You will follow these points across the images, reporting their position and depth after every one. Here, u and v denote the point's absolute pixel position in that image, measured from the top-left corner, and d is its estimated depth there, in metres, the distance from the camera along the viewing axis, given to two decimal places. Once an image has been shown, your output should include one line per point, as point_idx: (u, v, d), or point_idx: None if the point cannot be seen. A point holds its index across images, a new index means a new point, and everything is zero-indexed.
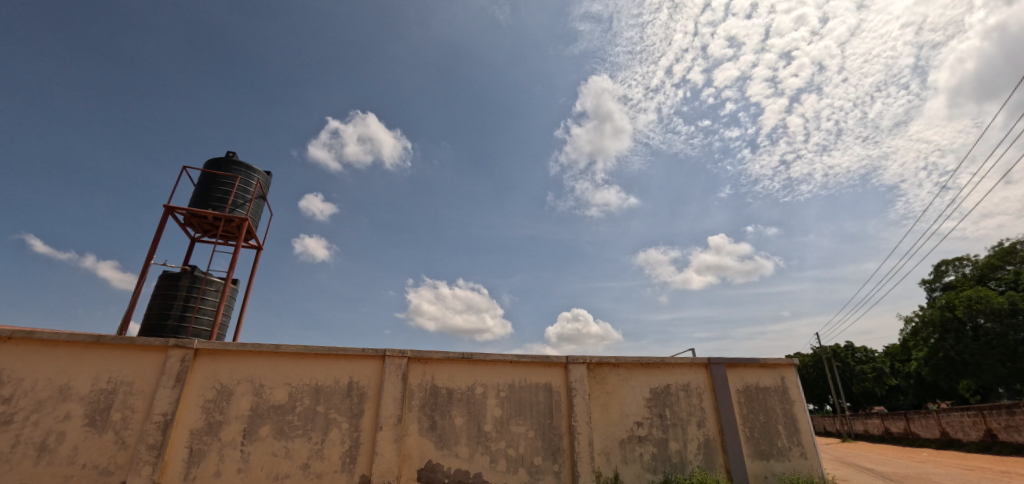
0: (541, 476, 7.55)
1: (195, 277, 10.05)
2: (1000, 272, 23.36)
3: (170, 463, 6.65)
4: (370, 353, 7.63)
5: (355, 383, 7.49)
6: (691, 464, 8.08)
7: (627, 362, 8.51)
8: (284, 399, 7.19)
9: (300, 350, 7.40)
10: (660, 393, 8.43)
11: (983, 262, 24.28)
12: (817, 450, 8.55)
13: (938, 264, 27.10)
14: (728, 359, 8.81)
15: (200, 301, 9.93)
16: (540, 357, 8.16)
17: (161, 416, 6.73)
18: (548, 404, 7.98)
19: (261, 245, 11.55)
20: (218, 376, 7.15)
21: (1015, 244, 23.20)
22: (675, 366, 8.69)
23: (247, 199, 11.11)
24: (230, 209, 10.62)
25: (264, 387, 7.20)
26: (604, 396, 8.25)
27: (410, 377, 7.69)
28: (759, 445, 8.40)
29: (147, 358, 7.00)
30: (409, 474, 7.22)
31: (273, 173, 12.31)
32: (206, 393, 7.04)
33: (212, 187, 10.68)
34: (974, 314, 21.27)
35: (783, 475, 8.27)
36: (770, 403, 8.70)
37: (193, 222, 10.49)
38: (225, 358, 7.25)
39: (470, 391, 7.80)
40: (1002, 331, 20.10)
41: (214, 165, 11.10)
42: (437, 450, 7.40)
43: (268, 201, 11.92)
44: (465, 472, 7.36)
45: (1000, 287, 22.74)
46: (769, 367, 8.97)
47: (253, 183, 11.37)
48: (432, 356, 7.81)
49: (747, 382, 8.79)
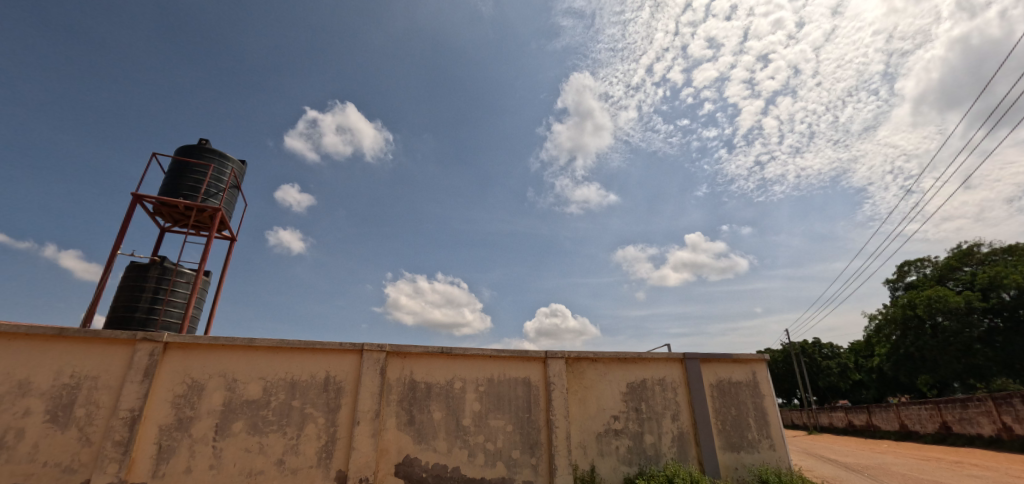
0: (518, 470, 7.61)
1: (164, 268, 9.73)
2: (958, 272, 24.52)
3: (137, 460, 6.45)
4: (348, 347, 7.53)
5: (331, 377, 7.39)
6: (665, 457, 8.28)
7: (605, 357, 8.64)
8: (258, 394, 7.05)
9: (274, 344, 7.25)
10: (636, 388, 8.60)
11: (943, 263, 25.44)
12: (784, 442, 8.87)
13: (901, 264, 28.27)
14: (702, 355, 9.04)
15: (170, 293, 9.60)
16: (519, 352, 8.20)
17: (127, 411, 6.51)
18: (526, 399, 8.04)
19: (235, 236, 11.25)
20: (188, 370, 6.95)
21: (972, 246, 24.34)
22: (651, 361, 8.86)
23: (221, 188, 10.79)
24: (202, 199, 10.28)
25: (237, 382, 7.04)
26: (581, 390, 8.36)
27: (388, 371, 7.64)
28: (730, 438, 8.67)
29: (112, 352, 6.75)
30: (386, 469, 7.18)
31: (247, 162, 11.96)
32: (175, 387, 6.85)
33: (183, 176, 10.33)
34: (932, 313, 22.34)
35: (752, 467, 8.55)
36: (741, 397, 8.97)
37: (163, 211, 10.12)
38: (196, 351, 7.05)
39: (449, 386, 7.80)
40: (958, 328, 21.23)
41: (185, 152, 10.74)
42: (415, 444, 7.38)
43: (242, 191, 11.59)
44: (443, 467, 7.37)
45: (957, 287, 23.90)
46: (741, 362, 9.24)
47: (227, 172, 11.05)
48: (410, 350, 7.77)
49: (720, 377, 9.04)
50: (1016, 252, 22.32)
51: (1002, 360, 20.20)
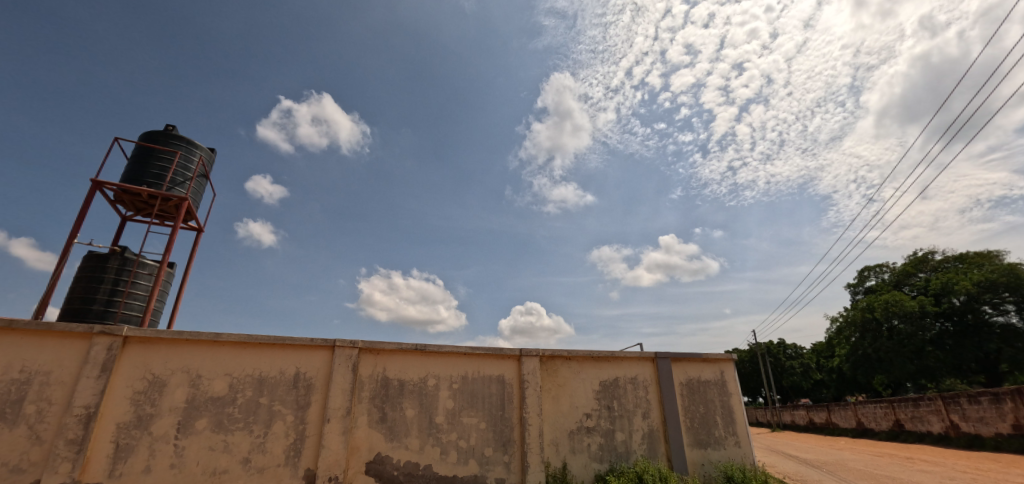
0: (491, 467, 7.62)
1: (125, 259, 9.30)
2: (913, 278, 25.84)
3: (92, 459, 6.16)
4: (320, 343, 7.38)
5: (301, 374, 7.23)
6: (635, 454, 8.44)
7: (579, 355, 8.74)
8: (224, 391, 6.83)
9: (241, 339, 7.04)
10: (608, 386, 8.73)
11: (900, 269, 26.75)
12: (749, 439, 9.17)
13: (862, 270, 29.59)
14: (673, 354, 9.25)
15: (131, 285, 9.18)
16: (494, 350, 8.21)
17: (82, 408, 6.21)
18: (500, 396, 8.05)
19: (202, 227, 10.85)
20: (149, 366, 6.68)
21: (926, 253, 25.67)
22: (623, 360, 9.01)
23: (188, 177, 10.38)
24: (167, 187, 9.87)
25: (201, 378, 6.80)
26: (554, 388, 8.44)
27: (360, 368, 7.53)
28: (698, 435, 8.90)
29: (67, 345, 6.42)
30: (357, 467, 7.08)
31: (217, 150, 11.55)
32: (135, 383, 6.57)
33: (148, 162, 9.89)
34: (889, 316, 23.50)
35: (718, 463, 8.81)
36: (709, 396, 9.23)
37: (124, 199, 9.66)
38: (159, 346, 6.77)
39: (422, 383, 7.74)
40: (912, 331, 22.40)
41: (150, 138, 10.28)
42: (387, 442, 7.30)
43: (210, 180, 11.19)
44: (415, 465, 7.32)
45: (912, 292, 25.21)
46: (711, 361, 9.51)
47: (195, 160, 10.64)
48: (384, 347, 7.67)
49: (690, 376, 9.27)
50: (966, 259, 23.71)
51: (949, 361, 21.57)
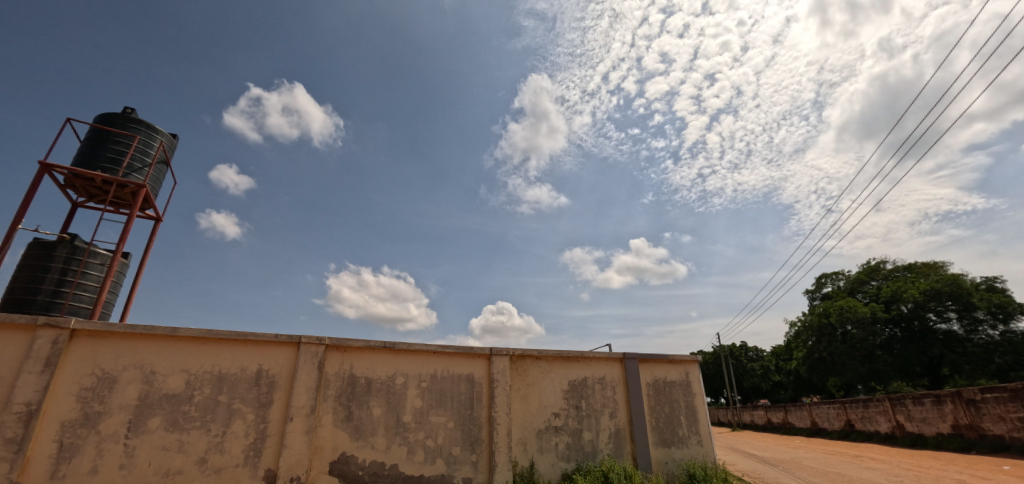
0: (458, 466, 7.59)
1: (74, 247, 8.78)
2: (866, 285, 27.28)
3: (33, 460, 5.79)
4: (284, 339, 7.17)
5: (264, 371, 7.00)
6: (601, 453, 8.58)
7: (548, 355, 8.81)
8: (180, 388, 6.55)
9: (200, 334, 6.77)
10: (577, 386, 8.84)
11: (854, 277, 28.19)
12: (711, 438, 9.47)
13: (820, 276, 31.00)
14: (641, 355, 9.45)
15: (80, 275, 8.66)
16: (464, 348, 8.18)
17: (23, 405, 5.82)
18: (469, 395, 8.03)
19: (161, 216, 10.35)
20: (99, 361, 6.32)
21: (879, 263, 27.14)
22: (592, 360, 9.15)
23: (147, 163, 9.89)
24: (124, 173, 9.37)
25: (156, 374, 6.50)
26: (524, 387, 8.48)
27: (326, 365, 7.36)
28: (663, 434, 9.13)
29: (7, 338, 6.01)
30: (320, 467, 6.92)
31: (179, 136, 11.05)
32: (82, 379, 6.21)
33: (103, 146, 9.37)
34: (843, 321, 24.73)
35: (681, 461, 9.06)
36: (674, 396, 9.48)
37: (75, 183, 9.11)
38: (109, 340, 6.43)
39: (390, 381, 7.64)
40: (863, 336, 23.76)
41: (106, 120, 9.74)
42: (352, 441, 7.16)
43: (171, 167, 10.69)
44: (381, 464, 7.21)
45: (865, 298, 26.65)
46: (676, 363, 9.77)
47: (155, 145, 10.14)
48: (352, 344, 7.52)
49: (656, 377, 9.50)
50: (914, 269, 25.22)
51: (896, 364, 23.04)
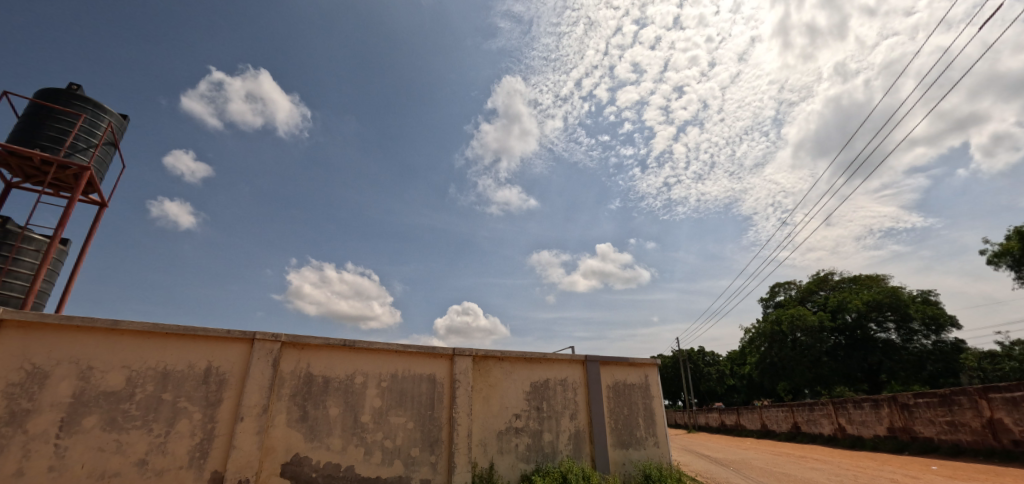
0: (417, 468, 7.50)
1: (5, 232, 8.11)
2: (815, 295, 28.83)
3: None
4: (237, 336, 6.87)
5: (213, 368, 6.69)
6: (561, 454, 8.67)
7: (511, 356, 8.84)
8: (120, 385, 6.17)
9: (145, 328, 6.39)
10: (539, 387, 8.91)
11: (804, 286, 29.70)
12: (666, 439, 9.75)
13: (773, 285, 32.49)
14: (602, 358, 9.63)
15: (11, 262, 8.01)
16: (426, 348, 8.09)
17: None
18: (430, 396, 7.95)
19: (106, 202, 9.72)
20: (28, 355, 5.86)
21: (827, 274, 28.72)
22: (555, 362, 9.24)
23: (93, 144, 9.27)
24: (66, 153, 8.75)
25: (93, 370, 6.09)
26: (486, 388, 8.47)
27: (281, 363, 7.11)
28: (621, 435, 9.32)
29: None
30: (271, 469, 6.67)
31: (130, 117, 10.42)
32: (8, 375, 5.73)
33: (43, 123, 8.72)
34: (794, 329, 25.81)
35: (638, 462, 9.28)
36: (633, 398, 9.70)
37: (9, 162, 8.43)
38: (42, 333, 5.97)
39: (349, 381, 7.46)
40: (811, 343, 24.93)
41: (47, 95, 9.06)
42: (306, 442, 6.94)
43: (120, 149, 10.06)
44: (336, 466, 7.02)
45: (813, 307, 28.12)
46: (636, 366, 10.00)
47: (102, 125, 9.52)
48: (309, 342, 7.29)
49: (616, 379, 9.69)
50: (858, 281, 26.86)
51: (839, 370, 24.38)
